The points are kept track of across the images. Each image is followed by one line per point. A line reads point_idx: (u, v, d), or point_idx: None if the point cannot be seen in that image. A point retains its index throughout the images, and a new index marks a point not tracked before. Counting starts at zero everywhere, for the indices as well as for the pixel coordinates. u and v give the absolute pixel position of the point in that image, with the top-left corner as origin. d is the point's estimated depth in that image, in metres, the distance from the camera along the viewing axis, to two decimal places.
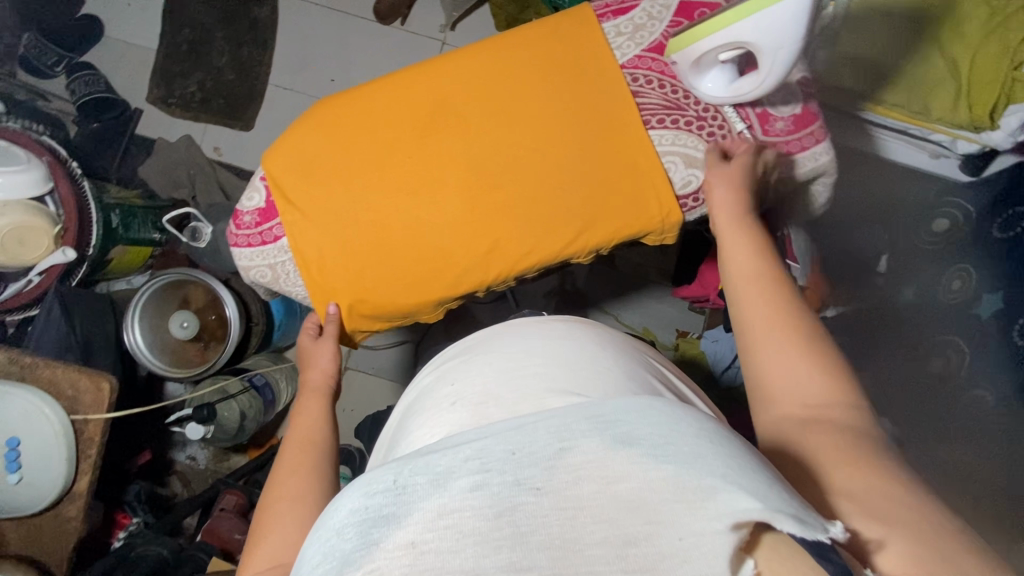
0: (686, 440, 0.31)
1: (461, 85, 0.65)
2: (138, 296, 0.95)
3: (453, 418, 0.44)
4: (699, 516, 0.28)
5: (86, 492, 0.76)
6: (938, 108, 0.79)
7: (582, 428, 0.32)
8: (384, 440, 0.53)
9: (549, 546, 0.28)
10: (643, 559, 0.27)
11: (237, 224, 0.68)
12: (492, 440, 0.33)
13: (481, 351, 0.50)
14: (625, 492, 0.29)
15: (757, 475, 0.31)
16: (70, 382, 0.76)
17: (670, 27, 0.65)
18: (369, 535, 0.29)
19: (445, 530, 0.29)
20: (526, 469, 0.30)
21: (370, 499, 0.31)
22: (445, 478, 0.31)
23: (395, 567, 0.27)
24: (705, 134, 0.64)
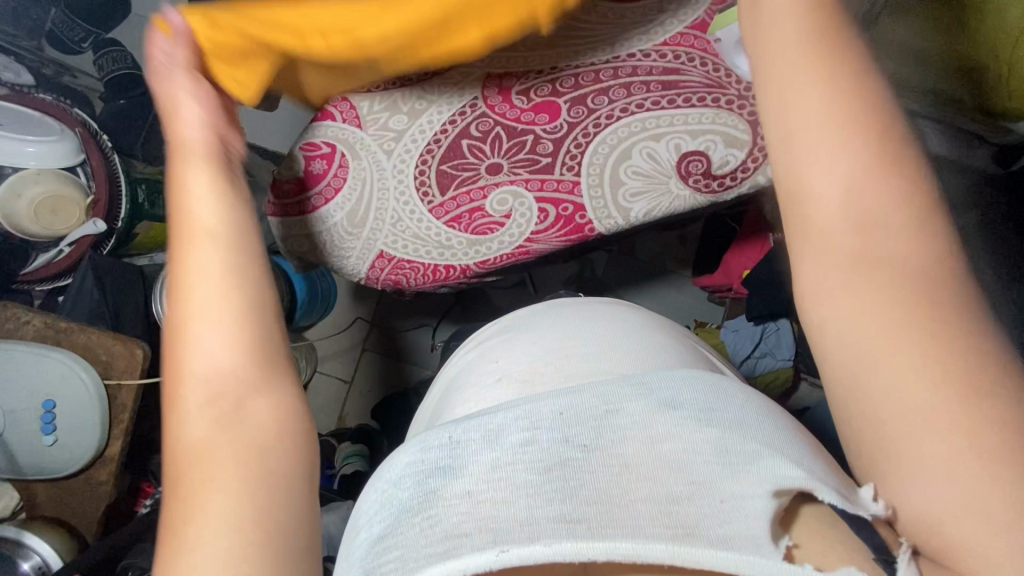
0: (729, 409, 0.32)
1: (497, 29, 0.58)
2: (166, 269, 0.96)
3: (497, 392, 0.44)
4: (744, 480, 0.28)
5: (117, 457, 0.77)
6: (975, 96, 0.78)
7: (627, 395, 0.33)
8: (424, 413, 0.54)
9: (596, 500, 0.28)
10: (688, 516, 0.27)
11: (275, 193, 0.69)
12: (541, 402, 0.34)
13: (523, 330, 0.51)
14: (670, 452, 0.30)
15: (800, 447, 0.31)
16: (105, 347, 0.77)
17: (713, 5, 0.65)
18: (426, 484, 0.30)
19: (497, 481, 0.29)
20: (575, 429, 0.31)
21: (427, 454, 0.33)
22: (497, 435, 0.32)
23: (452, 512, 0.28)
24: (745, 113, 0.64)
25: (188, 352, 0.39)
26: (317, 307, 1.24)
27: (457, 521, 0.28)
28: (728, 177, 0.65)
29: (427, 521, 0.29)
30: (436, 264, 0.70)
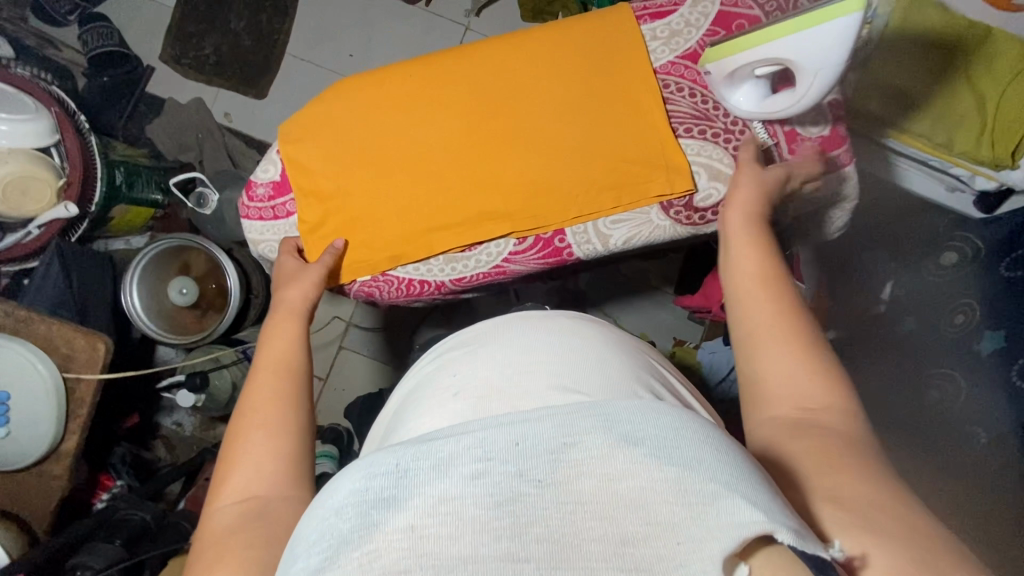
0: (687, 443, 0.30)
1: (483, 73, 0.65)
2: (138, 258, 0.94)
3: (450, 411, 0.43)
4: (700, 523, 0.27)
5: (73, 452, 0.74)
6: (960, 142, 0.78)
7: (586, 423, 0.31)
8: (382, 421, 0.53)
9: (547, 538, 0.27)
10: (640, 558, 0.27)
11: (249, 195, 0.67)
12: (495, 428, 0.31)
13: (486, 343, 0.49)
14: (626, 491, 0.28)
15: (758, 482, 0.30)
16: (65, 339, 0.75)
17: (707, 36, 0.63)
18: (368, 516, 0.28)
19: (445, 516, 0.28)
20: (529, 461, 0.30)
21: (369, 482, 0.30)
22: (446, 463, 0.30)
23: (395, 550, 0.27)
24: (731, 147, 0.64)
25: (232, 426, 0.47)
26: None
27: (395, 562, 0.27)
28: (709, 212, 0.66)
29: (368, 557, 0.27)
30: (409, 278, 0.68)
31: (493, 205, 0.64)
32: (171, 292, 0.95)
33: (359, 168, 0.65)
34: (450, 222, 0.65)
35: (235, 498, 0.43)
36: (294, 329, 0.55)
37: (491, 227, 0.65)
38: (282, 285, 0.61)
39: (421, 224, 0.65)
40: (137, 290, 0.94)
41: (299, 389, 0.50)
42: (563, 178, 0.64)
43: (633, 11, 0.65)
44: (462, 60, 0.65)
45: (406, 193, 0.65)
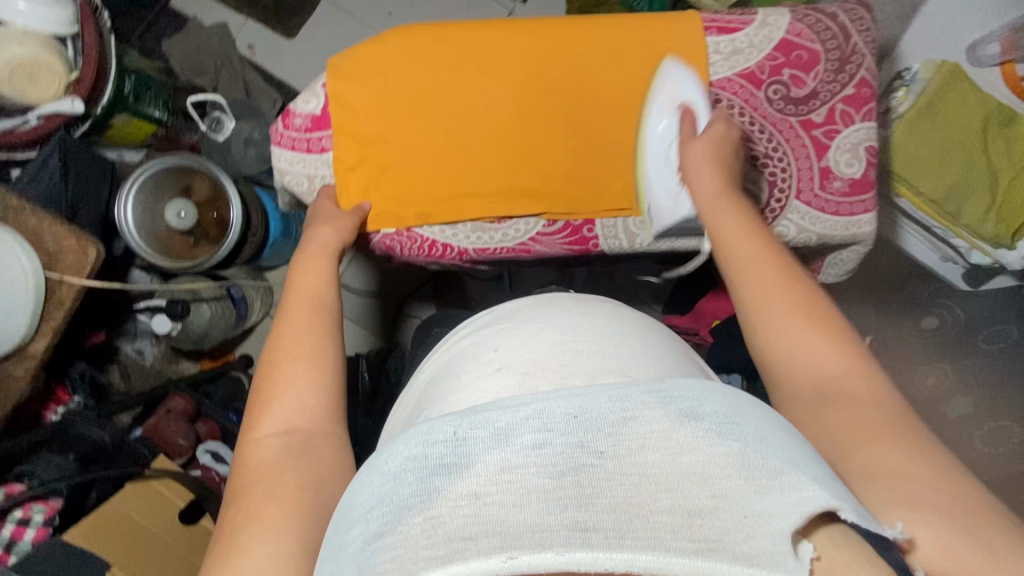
0: (751, 421, 0.32)
1: (542, 53, 0.64)
2: (138, 171, 0.90)
3: (498, 385, 0.43)
4: (766, 500, 0.28)
5: (41, 355, 0.71)
6: (968, 214, 0.81)
7: (644, 400, 0.32)
8: (416, 391, 0.54)
9: (613, 509, 0.28)
10: (707, 529, 0.27)
11: (286, 123, 0.65)
12: (554, 401, 0.32)
13: (527, 321, 0.51)
14: (689, 464, 0.29)
15: (813, 465, 0.31)
16: (55, 237, 0.71)
17: (767, 60, 0.65)
18: (430, 482, 0.30)
19: (507, 485, 0.29)
20: (590, 433, 0.31)
21: (429, 449, 0.32)
22: (506, 434, 0.31)
23: (459, 515, 0.28)
24: (767, 171, 0.66)
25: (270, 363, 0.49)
26: (282, 248, 1.16)
27: (461, 525, 0.28)
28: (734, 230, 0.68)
29: (431, 522, 0.29)
30: (432, 239, 0.67)
31: (534, 187, 0.65)
32: (167, 214, 0.91)
33: (406, 125, 0.64)
34: (486, 193, 0.65)
35: (278, 429, 0.45)
36: (325, 271, 0.56)
37: (527, 205, 0.65)
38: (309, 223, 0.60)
39: (459, 190, 0.65)
40: (131, 202, 0.90)
41: (332, 326, 0.52)
42: (604, 172, 0.65)
43: (703, 20, 0.65)
44: (522, 34, 0.64)
45: (448, 158, 0.64)
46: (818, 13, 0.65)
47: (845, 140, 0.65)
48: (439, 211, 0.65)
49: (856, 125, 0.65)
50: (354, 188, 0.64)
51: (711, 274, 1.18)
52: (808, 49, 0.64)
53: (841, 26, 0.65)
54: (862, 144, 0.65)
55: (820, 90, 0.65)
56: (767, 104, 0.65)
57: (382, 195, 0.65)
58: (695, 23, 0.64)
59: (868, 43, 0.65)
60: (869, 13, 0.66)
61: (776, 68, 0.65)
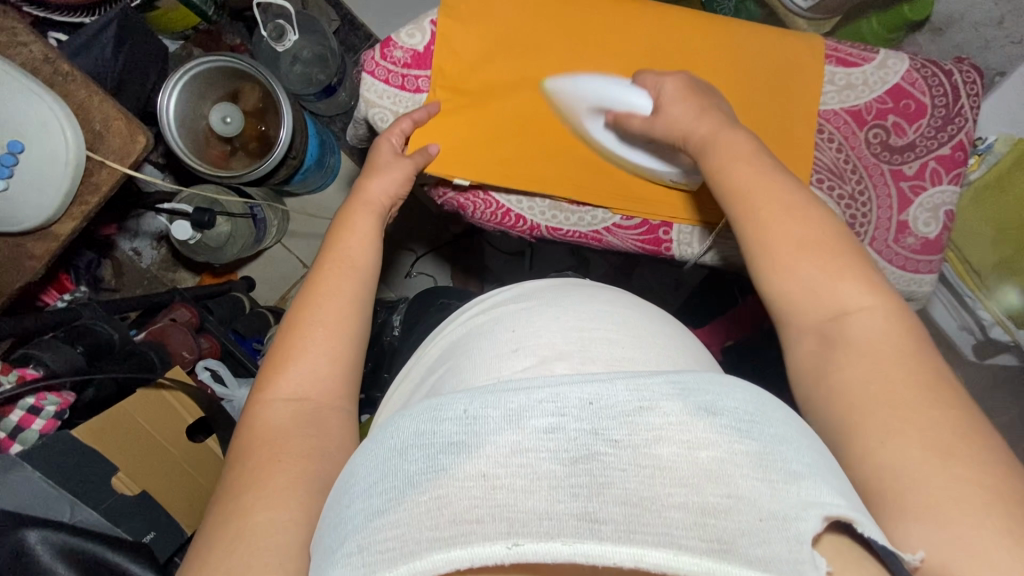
0: (772, 422, 0.31)
1: (647, 41, 0.64)
2: (193, 63, 0.84)
3: (513, 365, 0.42)
4: (787, 503, 0.27)
5: (64, 238, 0.66)
6: (1001, 293, 0.84)
7: (664, 391, 0.30)
8: (430, 355, 0.53)
9: (625, 502, 0.26)
10: (722, 531, 0.26)
11: (384, 53, 0.64)
12: (568, 387, 0.31)
13: (543, 303, 0.50)
14: (707, 461, 0.28)
15: (833, 474, 0.30)
16: (102, 115, 0.66)
17: (876, 102, 0.65)
18: (437, 459, 0.29)
19: (517, 468, 0.28)
20: (606, 422, 0.29)
21: (438, 426, 0.31)
22: (519, 416, 0.30)
23: (467, 495, 0.27)
24: (848, 212, 0.65)
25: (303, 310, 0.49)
26: (312, 178, 1.15)
27: (467, 506, 0.27)
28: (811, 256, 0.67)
29: (439, 500, 0.28)
30: (508, 208, 0.67)
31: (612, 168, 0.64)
32: (211, 115, 0.86)
33: (500, 81, 0.64)
34: (567, 168, 0.64)
35: (289, 396, 0.45)
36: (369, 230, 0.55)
37: (603, 188, 0.64)
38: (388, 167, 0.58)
39: (540, 159, 0.64)
40: (176, 93, 0.83)
41: (364, 291, 0.51)
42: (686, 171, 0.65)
43: (824, 48, 0.65)
44: (633, 17, 0.64)
45: (532, 122, 0.64)
46: (935, 66, 0.65)
47: (928, 199, 0.65)
48: (519, 181, 0.64)
49: (943, 186, 0.65)
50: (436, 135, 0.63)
51: (732, 292, 1.15)
52: (917, 101, 0.64)
53: (954, 85, 0.64)
54: (942, 206, 0.65)
55: (918, 143, 0.65)
56: (864, 144, 0.65)
57: (463, 151, 0.64)
58: (816, 51, 0.65)
59: (975, 107, 0.65)
60: (983, 77, 0.65)
61: (882, 111, 0.65)
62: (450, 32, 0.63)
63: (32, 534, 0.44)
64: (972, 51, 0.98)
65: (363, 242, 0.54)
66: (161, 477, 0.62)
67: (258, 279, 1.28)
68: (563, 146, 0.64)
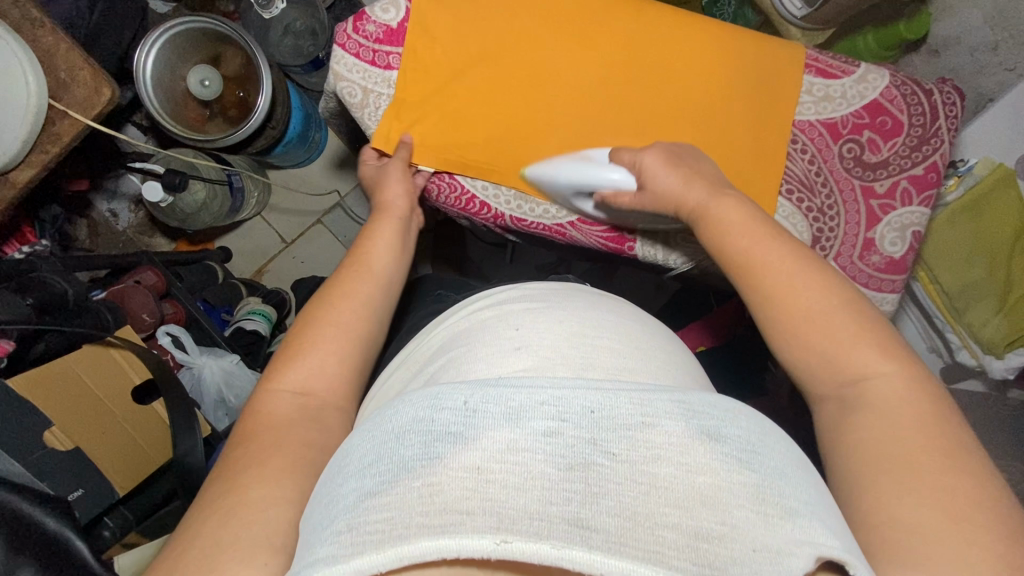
0: (773, 454, 0.32)
1: (628, 35, 0.63)
2: (173, 22, 0.82)
3: (515, 363, 0.43)
4: (779, 537, 0.28)
5: (21, 186, 0.65)
6: (970, 315, 0.84)
7: (667, 410, 0.32)
8: (430, 345, 0.53)
9: (619, 514, 0.28)
10: (713, 556, 0.27)
11: (357, 27, 0.62)
12: (574, 393, 0.33)
13: (553, 307, 0.50)
14: (703, 485, 0.29)
15: (829, 511, 0.32)
16: (69, 65, 0.65)
17: (852, 116, 0.64)
18: (435, 449, 0.31)
19: (512, 465, 0.29)
20: (606, 433, 0.30)
21: (436, 415, 0.32)
22: (519, 415, 0.31)
23: (459, 485, 0.29)
24: (815, 226, 0.64)
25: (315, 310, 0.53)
26: (294, 152, 1.13)
27: (457, 497, 0.29)
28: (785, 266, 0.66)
29: (432, 488, 0.29)
30: (472, 193, 0.65)
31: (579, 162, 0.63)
32: (190, 78, 0.85)
33: (474, 63, 0.63)
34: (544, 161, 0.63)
35: (297, 390, 0.49)
36: (392, 239, 0.59)
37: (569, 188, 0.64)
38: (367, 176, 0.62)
39: (514, 149, 0.63)
40: (155, 50, 0.82)
41: (379, 299, 0.55)
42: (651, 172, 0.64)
43: (805, 57, 0.64)
44: (615, 11, 0.63)
45: (503, 109, 0.63)
46: (916, 85, 0.64)
47: (896, 218, 0.64)
48: (494, 170, 0.63)
49: (911, 207, 0.64)
50: (410, 117, 0.63)
51: (710, 300, 1.15)
52: (894, 118, 0.64)
53: (932, 106, 0.64)
54: (910, 227, 0.64)
55: (891, 161, 0.64)
56: (837, 158, 0.64)
57: (438, 137, 0.63)
58: (798, 57, 0.64)
59: (952, 129, 0.64)
60: (963, 100, 0.65)
61: (858, 126, 0.64)
62: (429, 10, 0.62)
63: None
64: (966, 73, 0.97)
65: (384, 251, 0.58)
66: (104, 433, 0.61)
67: (235, 251, 1.27)
68: (532, 137, 0.63)
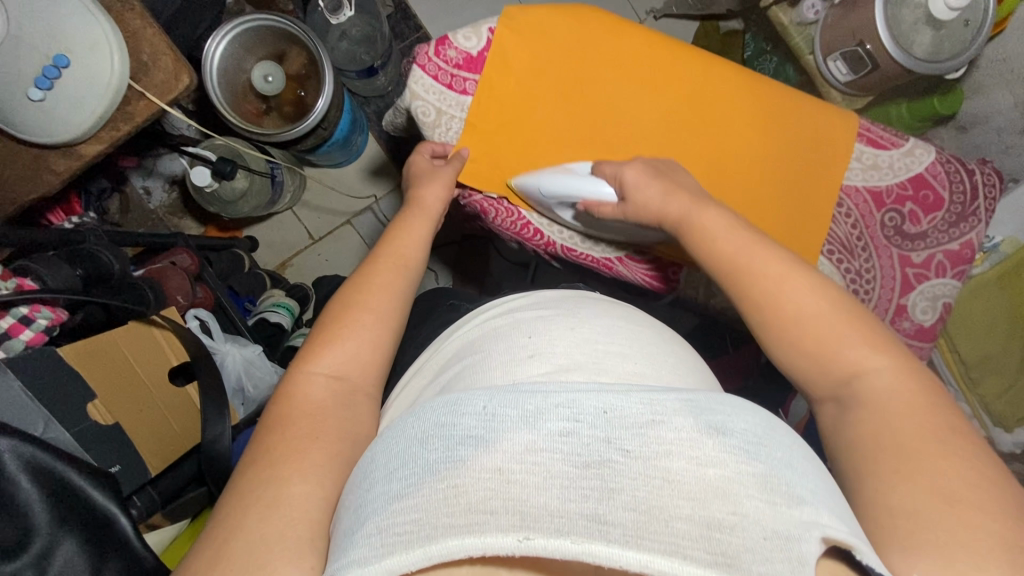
0: (778, 446, 0.34)
1: (692, 87, 0.67)
2: (247, 18, 0.85)
3: (526, 372, 0.45)
4: (790, 523, 0.29)
5: (88, 159, 0.67)
6: (984, 388, 0.87)
7: (675, 408, 0.33)
8: (443, 354, 0.54)
9: (635, 508, 0.28)
10: (726, 544, 0.27)
11: (437, 51, 0.65)
12: (586, 395, 0.34)
13: (568, 317, 0.52)
14: (714, 478, 0.30)
15: (840, 504, 0.34)
16: (153, 48, 0.67)
17: (897, 187, 0.67)
18: (457, 451, 0.32)
19: (532, 466, 0.30)
20: (620, 431, 0.32)
21: (458, 419, 0.34)
22: (536, 417, 0.33)
23: (481, 484, 0.30)
24: (851, 287, 0.67)
25: (355, 304, 0.54)
26: (335, 154, 1.16)
27: (482, 497, 0.30)
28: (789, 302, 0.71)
29: (456, 489, 0.30)
30: (529, 221, 0.68)
31: None
32: (254, 73, 0.87)
33: (545, 96, 0.66)
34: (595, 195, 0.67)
35: (330, 373, 0.50)
36: (421, 233, 0.61)
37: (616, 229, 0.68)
38: (417, 183, 0.63)
39: None
40: (225, 42, 0.84)
41: (407, 288, 0.57)
42: None
43: (858, 126, 0.68)
44: (683, 62, 0.67)
45: (567, 142, 0.66)
46: (959, 165, 0.67)
47: (929, 289, 0.67)
48: (549, 201, 0.67)
49: (945, 279, 0.67)
50: (477, 141, 0.66)
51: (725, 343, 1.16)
52: (936, 193, 0.67)
53: (972, 186, 0.67)
54: (942, 298, 0.67)
55: (929, 234, 0.67)
56: (879, 225, 0.67)
57: (500, 163, 0.66)
58: (850, 127, 0.67)
59: (988, 210, 0.68)
60: (1000, 184, 0.68)
61: (901, 197, 0.67)
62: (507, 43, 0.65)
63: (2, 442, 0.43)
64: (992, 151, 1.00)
65: (414, 244, 0.60)
66: (141, 412, 0.62)
67: (262, 242, 1.27)
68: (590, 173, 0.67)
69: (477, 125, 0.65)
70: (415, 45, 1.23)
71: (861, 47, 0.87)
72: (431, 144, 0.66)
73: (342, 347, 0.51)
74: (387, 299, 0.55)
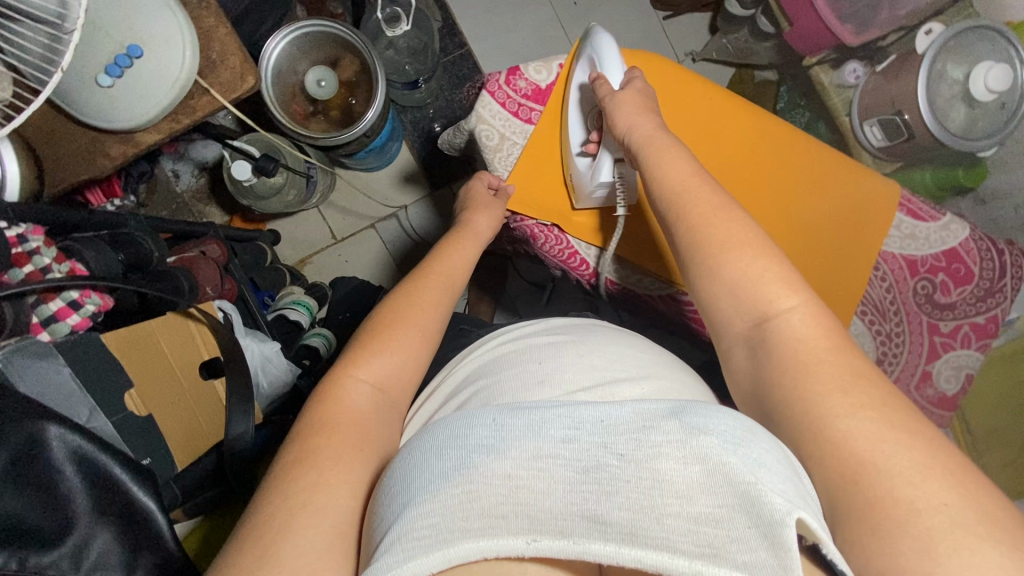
0: (760, 445, 0.32)
1: (747, 142, 0.69)
2: (308, 23, 0.87)
3: (541, 395, 0.46)
4: (769, 510, 0.28)
5: (144, 147, 0.68)
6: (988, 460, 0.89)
7: (665, 410, 0.32)
8: (459, 374, 0.55)
9: (631, 508, 0.29)
10: (714, 537, 0.28)
11: (508, 80, 0.71)
12: (583, 405, 0.34)
13: (580, 341, 0.53)
14: (701, 474, 0.30)
15: (810, 499, 0.32)
16: (223, 46, 0.68)
17: (931, 258, 0.69)
18: (464, 458, 0.33)
19: (536, 472, 0.31)
20: (616, 436, 0.31)
21: (464, 432, 0.34)
22: (539, 427, 0.33)
23: (491, 491, 0.31)
24: (880, 349, 0.69)
25: (406, 315, 0.55)
26: (369, 159, 1.17)
27: (492, 503, 0.31)
28: None
29: (465, 496, 0.31)
30: (576, 250, 0.74)
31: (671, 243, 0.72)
32: (308, 76, 0.89)
33: None
34: (637, 233, 0.72)
35: (372, 383, 0.50)
36: (469, 257, 0.64)
37: (657, 263, 0.72)
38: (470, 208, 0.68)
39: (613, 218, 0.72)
40: (284, 43, 0.86)
41: (446, 310, 0.58)
42: None
43: (899, 198, 0.70)
44: (741, 117, 0.70)
45: None
46: (991, 242, 0.69)
47: (953, 358, 0.69)
48: (594, 232, 0.73)
49: (970, 351, 0.69)
50: (532, 173, 0.72)
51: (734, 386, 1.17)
52: (967, 267, 0.69)
53: (1003, 264, 0.69)
54: (965, 368, 0.69)
55: (959, 305, 0.69)
56: (912, 292, 0.69)
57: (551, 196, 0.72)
58: (894, 197, 0.69)
59: (1015, 288, 0.70)
60: None
61: (934, 268, 0.69)
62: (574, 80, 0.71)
63: (52, 429, 0.43)
64: (1010, 227, 1.03)
65: (459, 266, 0.62)
66: (173, 404, 0.62)
67: (284, 236, 1.28)
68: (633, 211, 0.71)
69: (532, 154, 0.72)
70: (458, 61, 1.25)
71: (900, 116, 0.90)
72: (490, 175, 0.72)
73: (385, 364, 0.52)
74: (427, 321, 0.56)
